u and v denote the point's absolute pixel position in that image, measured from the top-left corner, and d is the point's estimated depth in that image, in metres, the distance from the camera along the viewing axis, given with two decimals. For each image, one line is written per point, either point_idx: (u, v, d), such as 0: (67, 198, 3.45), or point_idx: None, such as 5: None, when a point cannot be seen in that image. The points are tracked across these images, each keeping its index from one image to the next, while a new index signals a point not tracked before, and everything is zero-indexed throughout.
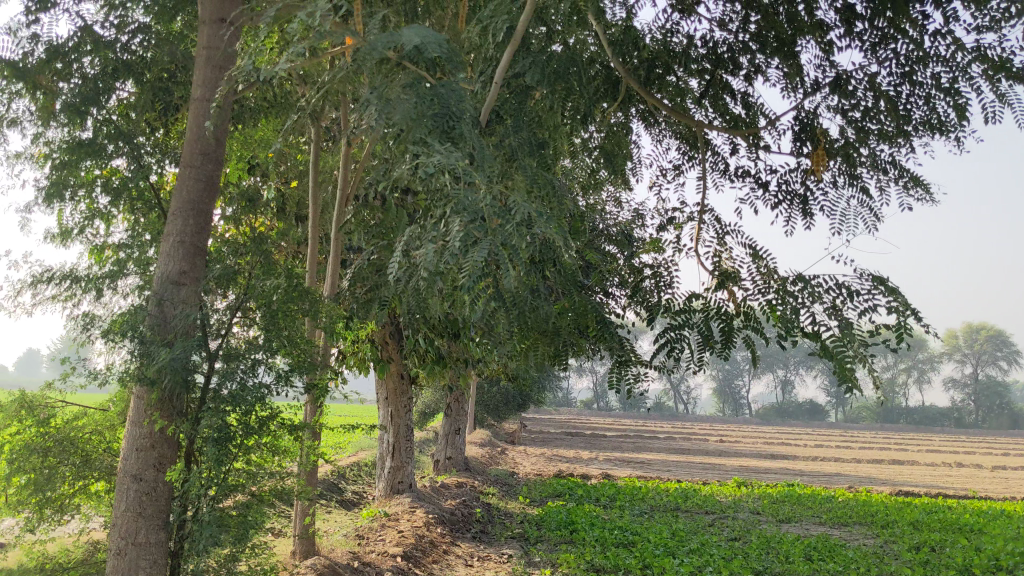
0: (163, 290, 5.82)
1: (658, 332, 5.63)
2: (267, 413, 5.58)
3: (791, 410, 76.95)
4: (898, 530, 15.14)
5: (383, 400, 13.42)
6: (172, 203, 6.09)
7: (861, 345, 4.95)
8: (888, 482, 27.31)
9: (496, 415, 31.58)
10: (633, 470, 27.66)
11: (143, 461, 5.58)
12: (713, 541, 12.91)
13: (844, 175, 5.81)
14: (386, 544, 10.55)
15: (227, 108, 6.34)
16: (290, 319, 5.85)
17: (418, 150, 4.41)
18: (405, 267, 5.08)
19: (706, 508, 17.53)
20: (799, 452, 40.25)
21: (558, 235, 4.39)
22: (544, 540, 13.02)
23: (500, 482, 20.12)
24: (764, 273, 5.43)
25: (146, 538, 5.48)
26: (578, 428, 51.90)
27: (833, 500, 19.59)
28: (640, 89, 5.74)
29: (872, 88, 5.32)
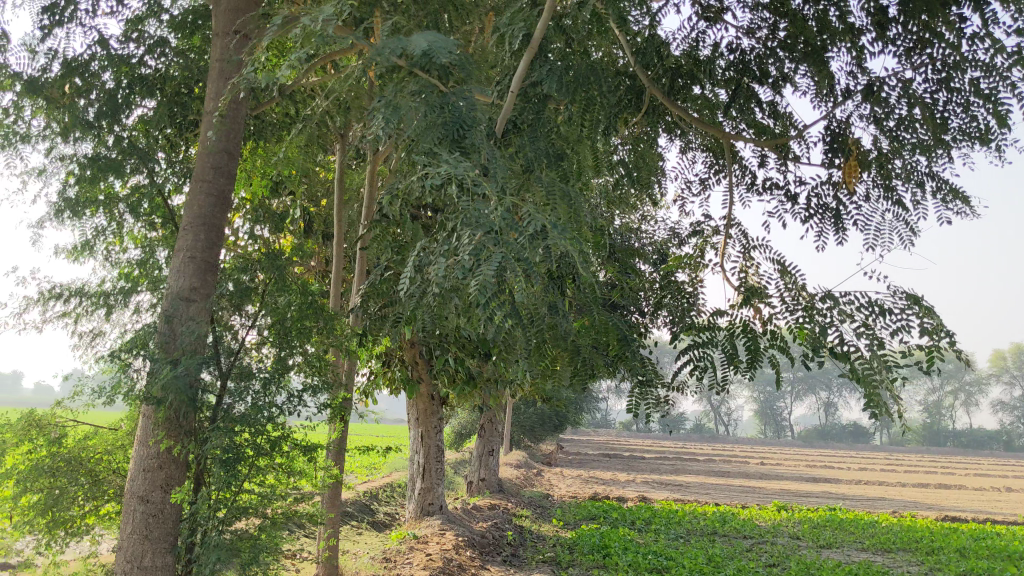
0: (172, 306, 5.63)
1: (681, 350, 5.46)
2: (280, 432, 5.49)
3: (834, 432, 75.73)
4: (943, 558, 14.67)
5: (412, 420, 13.25)
6: (184, 218, 5.91)
7: (891, 367, 4.68)
8: (935, 507, 26.64)
9: (532, 436, 31.34)
10: (671, 492, 27.28)
11: (150, 482, 5.43)
12: (750, 567, 12.57)
13: (878, 187, 5.54)
14: (413, 567, 10.36)
15: (242, 122, 6.22)
16: (304, 337, 5.82)
17: (426, 160, 4.27)
18: (416, 283, 4.92)
19: (744, 532, 17.16)
20: (842, 476, 39.47)
21: (572, 248, 4.21)
22: (576, 564, 12.77)
23: (535, 504, 19.89)
24: (792, 290, 5.18)
25: (153, 562, 5.32)
26: (617, 449, 51.42)
27: (876, 525, 19.12)
28: (664, 99, 5.53)
29: (907, 95, 5.06)
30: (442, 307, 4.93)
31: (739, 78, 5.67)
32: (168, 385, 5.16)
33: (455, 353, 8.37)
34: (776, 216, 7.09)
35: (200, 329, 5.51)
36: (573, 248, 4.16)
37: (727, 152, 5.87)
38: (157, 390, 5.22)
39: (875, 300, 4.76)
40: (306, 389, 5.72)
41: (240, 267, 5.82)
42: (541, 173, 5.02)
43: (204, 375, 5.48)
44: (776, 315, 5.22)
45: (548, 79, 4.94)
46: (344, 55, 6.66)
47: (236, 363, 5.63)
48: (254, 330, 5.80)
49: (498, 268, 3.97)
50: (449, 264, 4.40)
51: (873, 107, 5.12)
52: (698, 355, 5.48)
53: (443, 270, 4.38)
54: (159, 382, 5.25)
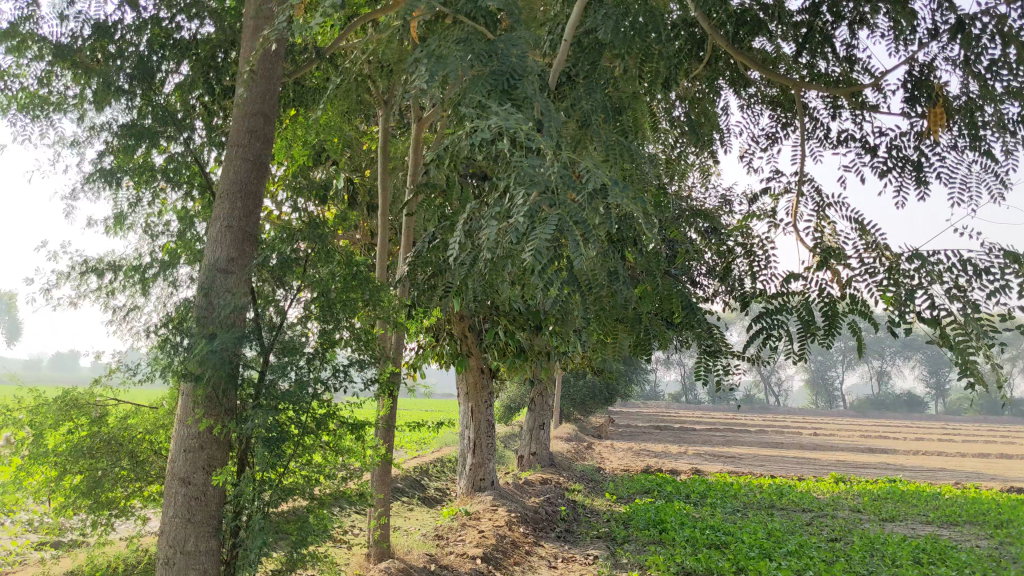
0: (209, 278, 5.38)
1: (753, 319, 5.07)
2: (326, 410, 5.29)
3: (889, 401, 74.44)
4: (1014, 531, 14.08)
5: (462, 395, 13.02)
6: (220, 185, 5.63)
7: (988, 332, 4.30)
8: (998, 478, 25.86)
9: (582, 409, 31.05)
10: (724, 465, 26.84)
11: (192, 464, 5.19)
12: (813, 542, 12.14)
13: (965, 137, 5.10)
14: (466, 545, 10.12)
15: (278, 82, 5.89)
16: (348, 309, 5.53)
17: (474, 113, 3.92)
18: (467, 249, 4.61)
19: (803, 506, 16.69)
20: (900, 447, 38.66)
21: (635, 206, 3.86)
22: (632, 540, 12.44)
23: (587, 478, 19.60)
24: (873, 249, 4.79)
25: (196, 546, 5.10)
26: (668, 421, 51.07)
27: (940, 497, 18.53)
28: (729, 49, 5.13)
29: (1002, 35, 4.60)
30: (494, 273, 4.63)
31: (811, 21, 5.24)
32: (205, 362, 4.95)
33: (504, 326, 8.06)
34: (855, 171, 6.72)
35: (240, 302, 5.26)
36: (635, 208, 3.81)
37: (799, 102, 5.47)
38: (194, 366, 5.00)
39: (969, 259, 4.35)
40: (352, 364, 5.51)
41: (281, 237, 5.51)
42: (599, 128, 4.66)
43: (246, 350, 5.23)
44: (856, 277, 4.83)
45: (604, 25, 4.58)
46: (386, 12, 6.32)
47: (278, 338, 5.35)
48: (297, 306, 5.46)
49: (552, 234, 3.67)
50: (501, 227, 4.10)
51: (963, 48, 4.65)
52: (770, 323, 5.09)
53: (494, 235, 4.08)
54: (197, 358, 5.01)
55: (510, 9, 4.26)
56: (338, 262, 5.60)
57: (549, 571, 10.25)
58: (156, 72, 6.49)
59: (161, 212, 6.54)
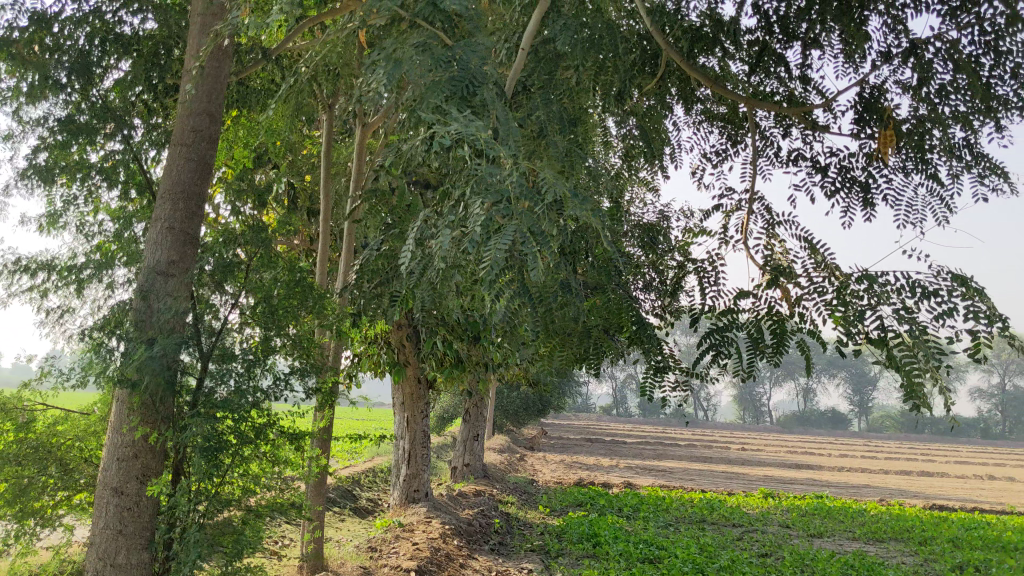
0: (147, 281, 5.23)
1: (701, 336, 5.16)
2: (266, 418, 5.12)
3: (814, 418, 75.89)
4: (937, 548, 14.39)
5: (398, 405, 12.85)
6: (162, 185, 5.45)
7: (936, 355, 4.41)
8: (919, 495, 26.48)
9: (515, 421, 31.01)
10: (655, 479, 27.03)
11: (125, 473, 5.02)
12: (745, 557, 12.25)
13: (912, 159, 5.22)
14: (400, 558, 9.98)
15: (225, 82, 5.74)
16: (291, 315, 5.39)
17: (434, 119, 3.84)
18: (419, 257, 4.52)
19: (734, 520, 16.87)
20: (825, 463, 39.38)
21: (596, 219, 3.83)
22: (566, 554, 12.41)
23: (520, 490, 19.55)
24: (823, 268, 4.91)
25: (127, 559, 4.91)
26: (599, 434, 51.32)
27: (865, 514, 18.89)
28: (686, 63, 5.16)
29: (952, 60, 4.71)
30: (445, 283, 4.54)
31: (765, 40, 5.32)
32: (143, 367, 4.78)
33: (445, 336, 7.97)
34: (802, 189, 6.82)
35: (180, 306, 5.08)
36: (595, 220, 3.77)
37: (752, 120, 5.54)
38: (131, 371, 4.81)
39: (919, 282, 4.48)
40: (294, 372, 5.35)
41: (224, 240, 5.35)
42: (555, 138, 4.63)
43: (184, 356, 5.04)
44: (806, 297, 4.96)
45: (563, 35, 4.54)
46: (338, 14, 6.23)
47: (218, 343, 5.15)
48: (235, 311, 5.29)
49: (509, 244, 3.62)
50: (457, 236, 4.02)
51: (915, 71, 4.76)
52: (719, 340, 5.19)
53: (449, 244, 3.99)
54: (134, 363, 4.82)
55: (469, 16, 4.19)
56: (281, 267, 5.46)
57: None
58: (96, 67, 6.28)
59: (96, 211, 6.33)
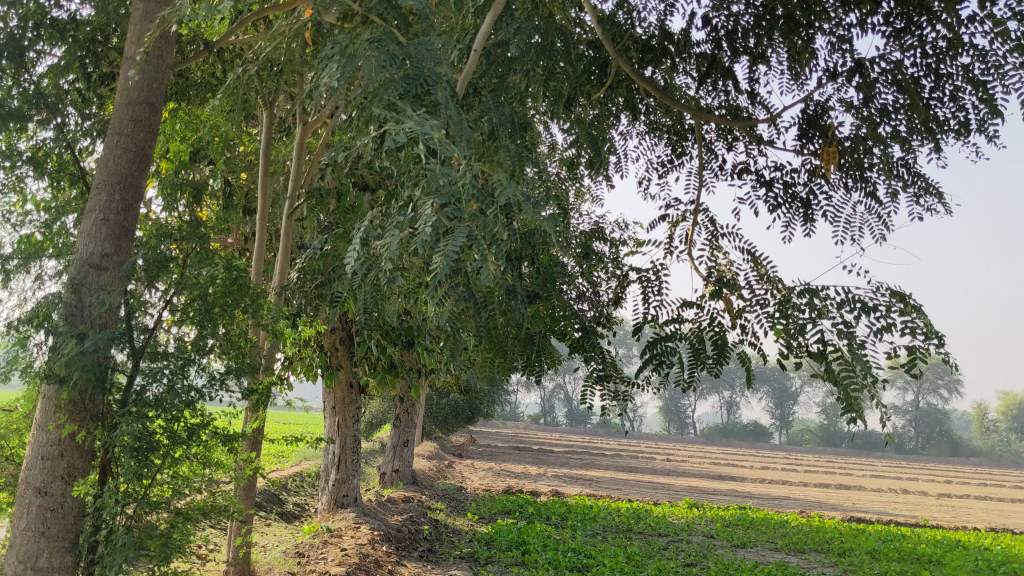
0: (80, 274, 5.01)
1: (645, 346, 5.29)
2: (200, 419, 4.99)
3: (737, 431, 77.14)
4: (856, 560, 14.71)
5: (329, 408, 12.69)
6: (97, 175, 5.25)
7: (872, 369, 4.61)
8: (838, 507, 27.07)
9: (444, 427, 30.89)
10: (582, 488, 27.15)
11: (50, 472, 4.81)
12: (671, 567, 12.37)
13: (851, 176, 5.38)
14: (327, 563, 9.83)
15: (166, 72, 5.58)
16: (227, 313, 5.29)
17: (387, 116, 3.79)
18: (364, 258, 4.46)
19: (660, 530, 17.02)
20: (747, 475, 39.99)
21: (547, 223, 3.82)
22: (495, 561, 12.38)
23: (449, 497, 19.45)
24: (764, 282, 5.22)
25: (49, 562, 4.70)
26: (527, 442, 51.41)
27: (787, 525, 19.23)
28: (638, 73, 5.23)
29: (895, 81, 4.85)
30: (389, 284, 4.48)
31: (713, 54, 5.40)
32: (72, 362, 4.61)
33: (381, 339, 7.90)
34: (743, 202, 6.99)
35: (113, 300, 4.92)
36: (547, 224, 3.76)
37: (697, 131, 5.64)
38: (60, 366, 4.63)
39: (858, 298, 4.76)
40: (228, 373, 5.25)
41: (160, 235, 5.21)
42: (506, 142, 4.61)
43: (115, 353, 4.87)
44: (747, 309, 5.33)
45: (516, 38, 4.53)
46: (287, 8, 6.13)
47: (151, 342, 4.99)
48: (167, 310, 5.18)
49: (461, 246, 3.59)
50: (404, 237, 3.98)
51: (859, 90, 4.89)
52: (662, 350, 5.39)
53: (397, 245, 3.94)
54: (64, 358, 4.65)
55: (424, 14, 4.15)
56: (219, 264, 5.33)
57: None
58: (29, 51, 6.06)
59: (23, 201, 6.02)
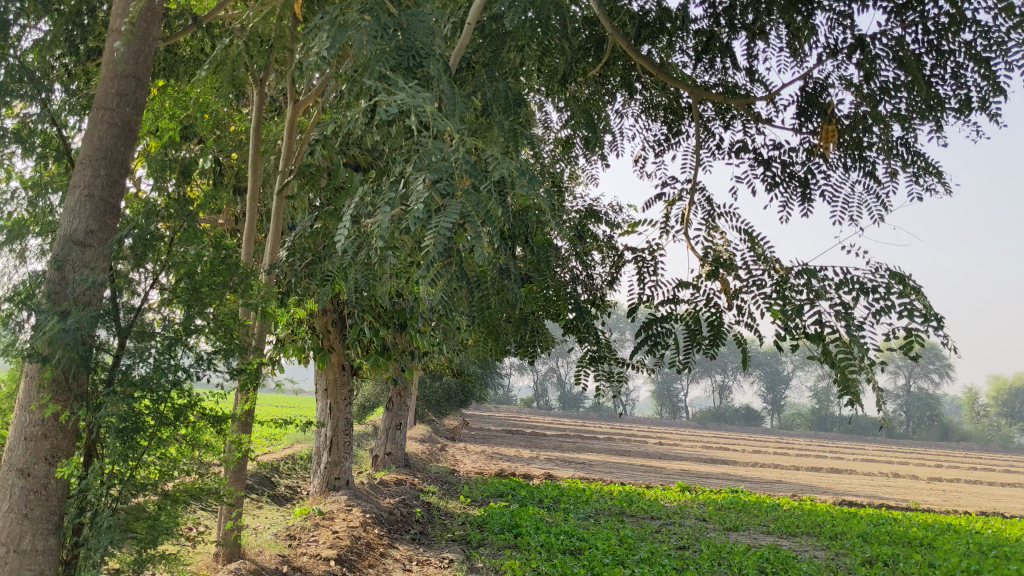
0: (63, 250, 4.85)
1: (640, 328, 5.22)
2: (186, 400, 4.96)
3: (730, 414, 77.37)
4: (847, 543, 14.71)
5: (321, 390, 12.62)
6: (81, 150, 5.09)
7: (871, 354, 4.54)
8: (829, 491, 27.12)
9: (436, 411, 30.82)
10: (574, 471, 27.16)
11: (33, 453, 4.67)
12: (664, 550, 12.34)
13: (849, 155, 5.32)
14: (319, 546, 9.78)
15: (153, 45, 5.42)
16: (216, 292, 5.22)
17: (378, 88, 3.69)
18: (354, 237, 4.39)
19: (652, 513, 17.01)
20: (739, 458, 40.07)
21: (543, 199, 3.74)
22: (487, 544, 12.34)
23: (441, 480, 19.43)
24: (761, 262, 5.17)
25: (32, 545, 4.59)
26: (519, 426, 51.48)
27: (778, 508, 19.26)
28: (636, 50, 5.16)
29: (896, 59, 4.79)
30: (380, 263, 4.39)
31: (712, 30, 5.31)
32: (55, 340, 4.50)
33: (373, 322, 7.84)
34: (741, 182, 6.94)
35: (98, 278, 4.81)
36: (543, 201, 3.68)
37: (695, 110, 5.58)
38: (42, 345, 4.52)
39: (857, 279, 4.72)
40: (217, 353, 5.22)
41: (147, 213, 5.11)
42: (500, 117, 4.52)
43: (100, 332, 4.80)
44: (743, 290, 5.28)
45: (512, 11, 4.43)
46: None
47: (137, 320, 4.94)
48: (156, 290, 5.12)
49: (454, 223, 3.50)
50: (396, 214, 3.89)
51: (860, 67, 4.83)
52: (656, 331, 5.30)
53: (388, 222, 3.85)
54: (47, 337, 4.53)
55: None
56: (207, 242, 5.24)
57: None
58: (13, 26, 5.92)
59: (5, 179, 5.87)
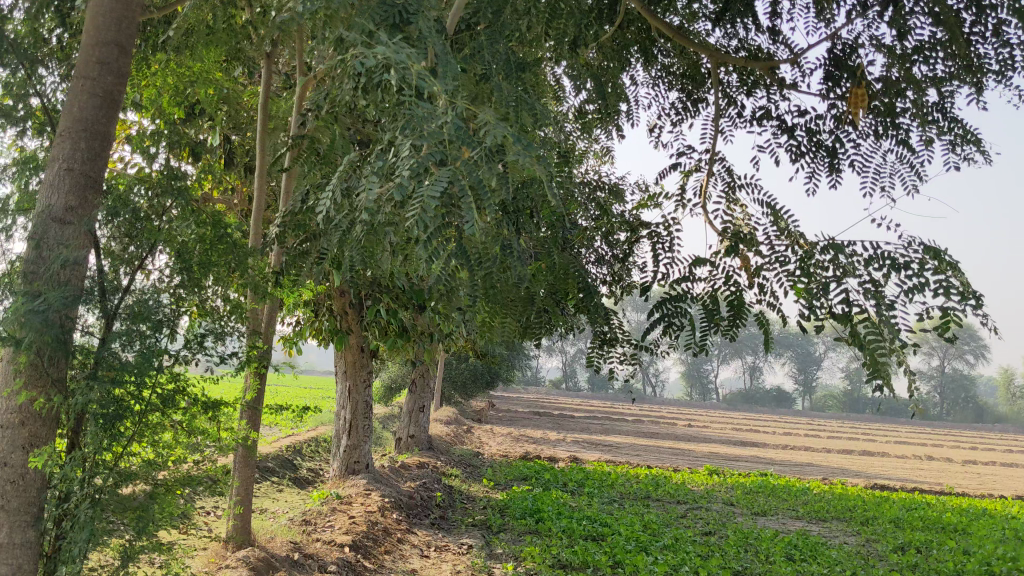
0: (41, 228, 4.59)
1: (656, 307, 4.96)
2: (175, 385, 4.78)
3: (760, 396, 76.66)
4: (879, 529, 14.30)
5: (340, 373, 12.43)
6: (61, 122, 4.84)
7: (902, 333, 4.24)
8: (861, 474, 26.62)
9: (463, 393, 30.65)
10: (601, 454, 26.85)
11: (9, 442, 4.47)
12: (689, 535, 12.03)
13: (881, 122, 5.04)
14: (334, 532, 9.58)
15: (135, 10, 5.17)
16: (209, 272, 5.01)
17: (361, 48, 3.42)
18: (345, 212, 4.15)
19: (679, 497, 16.70)
20: (769, 441, 39.57)
21: (540, 166, 3.47)
22: (508, 529, 12.10)
23: (465, 463, 19.22)
24: (784, 238, 4.89)
25: (9, 538, 4.38)
26: (548, 408, 51.27)
27: (808, 493, 18.86)
28: (653, 12, 4.94)
29: (931, 16, 4.52)
30: (373, 240, 4.14)
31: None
32: (26, 322, 4.26)
33: (387, 303, 7.59)
34: (765, 152, 6.67)
35: (77, 256, 4.57)
36: (539, 168, 3.40)
37: (716, 74, 5.34)
38: (14, 328, 4.29)
39: (888, 254, 4.44)
40: (210, 335, 5.08)
41: (132, 188, 4.87)
42: (500, 82, 4.24)
43: (83, 314, 4.59)
44: (765, 266, 5.01)
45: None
46: None
47: (124, 301, 4.72)
48: (148, 270, 4.89)
49: (442, 191, 3.28)
50: (384, 184, 3.65)
51: (891, 25, 4.57)
52: (672, 311, 5.03)
53: (374, 194, 3.60)
54: (17, 317, 4.31)
55: None
56: (198, 219, 5.02)
57: (421, 561, 9.78)
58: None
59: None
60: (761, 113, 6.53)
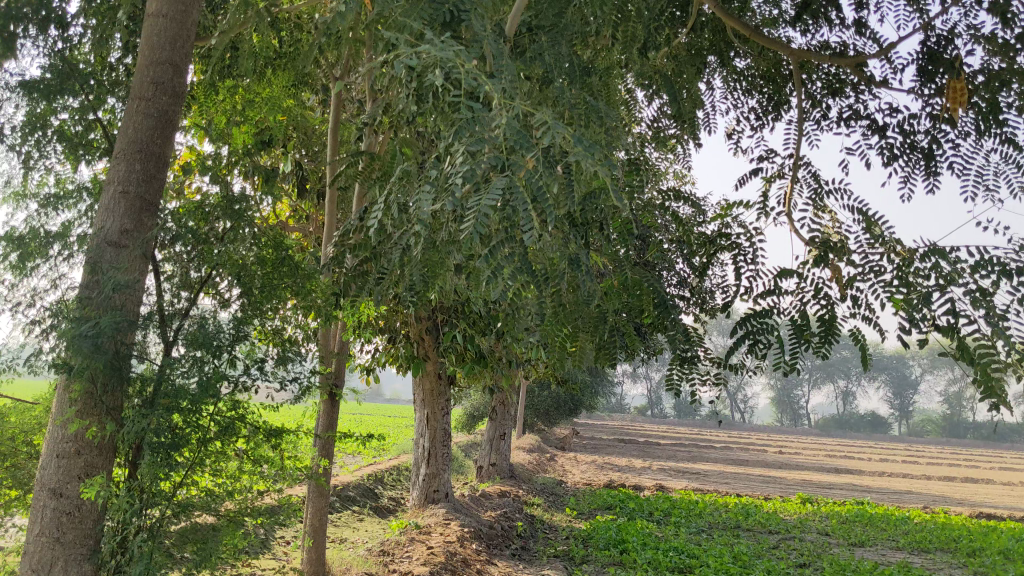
0: (98, 252, 4.61)
1: (740, 324, 4.68)
2: (235, 412, 4.66)
3: (854, 422, 74.32)
4: (987, 560, 13.48)
5: (418, 400, 12.28)
6: (118, 145, 4.86)
7: (1018, 347, 3.84)
8: (966, 502, 25.32)
9: (546, 419, 30.28)
10: (688, 482, 26.15)
11: (65, 472, 4.43)
12: (782, 567, 11.48)
13: (983, 119, 4.67)
14: (412, 563, 9.35)
15: (192, 28, 5.13)
16: (273, 295, 4.92)
17: (409, 49, 3.26)
18: (403, 230, 3.99)
19: (770, 527, 16.05)
20: (865, 468, 38.15)
21: (604, 168, 3.23)
22: (591, 561, 11.72)
23: (548, 492, 18.88)
24: (879, 245, 4.55)
25: (64, 571, 4.32)
26: (634, 435, 50.38)
27: (908, 522, 17.97)
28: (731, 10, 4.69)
29: None
30: (429, 256, 3.96)
31: None
32: (77, 347, 4.19)
33: (461, 328, 7.39)
34: (854, 154, 6.29)
35: (129, 281, 4.54)
36: (602, 172, 3.16)
37: (798, 74, 5.07)
38: (68, 353, 4.23)
39: (999, 259, 4.05)
40: (274, 361, 4.93)
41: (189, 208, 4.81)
42: (560, 84, 4.05)
43: (140, 338, 4.55)
44: (857, 277, 4.66)
45: None
46: None
47: (182, 327, 4.66)
48: (207, 295, 4.80)
49: (498, 201, 3.08)
50: (440, 197, 3.47)
51: (992, 13, 4.22)
52: (757, 327, 4.72)
53: (427, 208, 3.43)
54: (71, 344, 4.25)
55: None
56: (260, 242, 4.95)
57: None
58: (62, 24, 5.72)
59: (52, 188, 5.63)
60: (850, 115, 6.18)
